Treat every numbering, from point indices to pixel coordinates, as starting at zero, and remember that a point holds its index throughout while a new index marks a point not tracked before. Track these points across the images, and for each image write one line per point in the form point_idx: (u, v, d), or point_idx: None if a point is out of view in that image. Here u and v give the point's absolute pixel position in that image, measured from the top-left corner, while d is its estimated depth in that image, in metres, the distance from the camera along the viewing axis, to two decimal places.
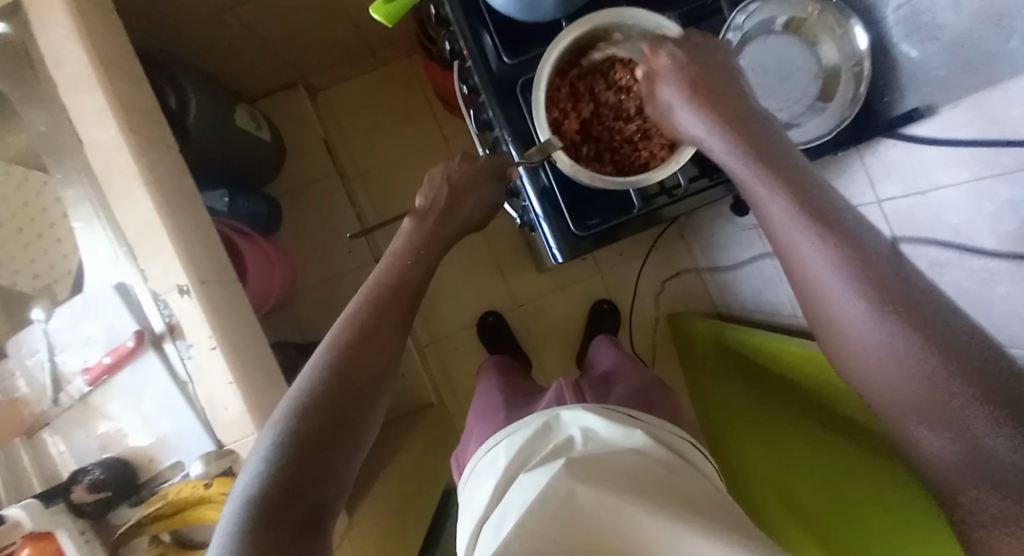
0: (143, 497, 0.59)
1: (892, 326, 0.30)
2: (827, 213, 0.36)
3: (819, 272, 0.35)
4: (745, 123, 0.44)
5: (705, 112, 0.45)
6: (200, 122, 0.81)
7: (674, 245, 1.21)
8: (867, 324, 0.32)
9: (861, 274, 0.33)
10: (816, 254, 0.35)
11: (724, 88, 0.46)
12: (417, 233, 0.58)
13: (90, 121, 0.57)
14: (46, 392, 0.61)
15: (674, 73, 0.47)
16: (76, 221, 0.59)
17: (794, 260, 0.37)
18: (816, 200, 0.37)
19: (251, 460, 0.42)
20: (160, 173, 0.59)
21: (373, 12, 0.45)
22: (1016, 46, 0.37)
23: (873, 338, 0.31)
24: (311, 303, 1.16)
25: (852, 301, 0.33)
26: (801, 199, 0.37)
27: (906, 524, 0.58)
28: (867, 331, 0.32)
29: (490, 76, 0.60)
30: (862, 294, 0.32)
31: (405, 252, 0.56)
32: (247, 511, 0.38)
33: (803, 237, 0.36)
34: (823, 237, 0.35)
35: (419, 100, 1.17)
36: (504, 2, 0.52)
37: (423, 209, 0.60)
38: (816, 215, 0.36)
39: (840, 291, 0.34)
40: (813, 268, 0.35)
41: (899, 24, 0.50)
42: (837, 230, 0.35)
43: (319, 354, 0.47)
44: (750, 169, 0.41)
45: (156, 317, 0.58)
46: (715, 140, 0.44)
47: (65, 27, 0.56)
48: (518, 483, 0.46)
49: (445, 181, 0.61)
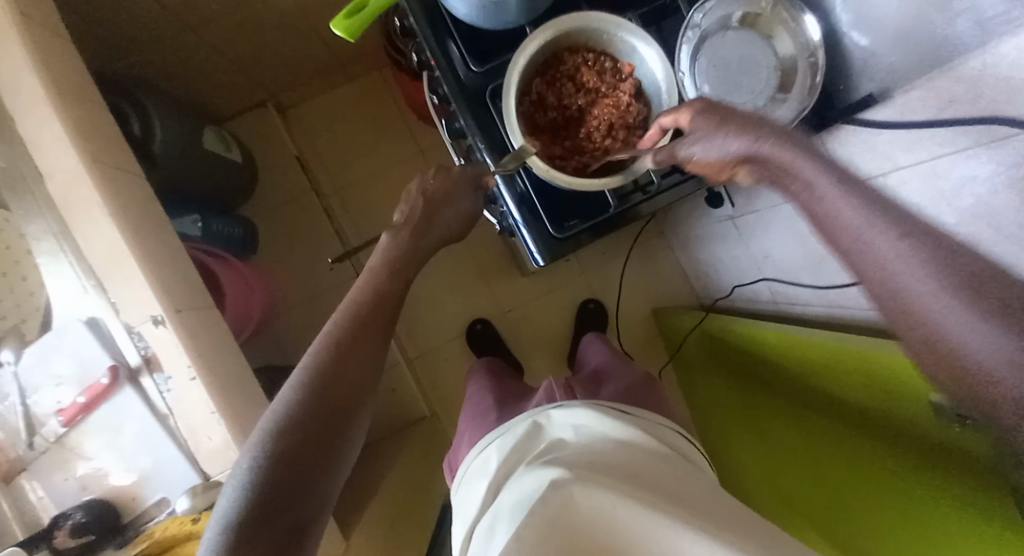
0: (127, 537, 0.57)
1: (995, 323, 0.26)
2: (920, 231, 0.31)
3: (902, 276, 0.31)
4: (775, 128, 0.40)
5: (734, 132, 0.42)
6: (167, 148, 0.80)
7: (655, 240, 1.22)
8: (961, 324, 0.28)
9: (957, 277, 0.29)
10: (903, 266, 0.31)
11: (754, 119, 0.42)
12: (394, 247, 0.58)
13: (49, 153, 0.55)
14: (21, 436, 0.59)
15: (702, 114, 0.44)
16: (41, 258, 0.58)
17: (867, 263, 0.33)
18: (896, 212, 0.33)
19: (226, 485, 0.40)
20: (125, 201, 0.58)
21: (334, 27, 0.44)
22: (964, 28, 0.40)
23: (974, 340, 0.27)
24: (295, 324, 1.14)
25: (933, 299, 0.29)
26: (877, 205, 0.33)
27: (889, 493, 0.60)
28: (960, 330, 0.28)
29: (460, 86, 0.60)
30: (948, 288, 0.29)
31: (381, 266, 0.56)
32: (223, 536, 0.37)
33: (881, 240, 0.32)
34: (917, 246, 0.30)
35: (393, 113, 1.17)
36: (466, 11, 0.53)
37: (399, 224, 0.59)
38: (884, 208, 0.33)
39: (919, 283, 0.30)
40: (885, 258, 0.32)
41: (848, 14, 0.53)
42: (927, 238, 0.31)
43: (297, 371, 0.46)
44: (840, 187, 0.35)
45: (130, 350, 0.56)
46: (777, 153, 0.39)
47: (15, 57, 0.54)
48: (513, 484, 0.45)
49: (421, 195, 0.60)
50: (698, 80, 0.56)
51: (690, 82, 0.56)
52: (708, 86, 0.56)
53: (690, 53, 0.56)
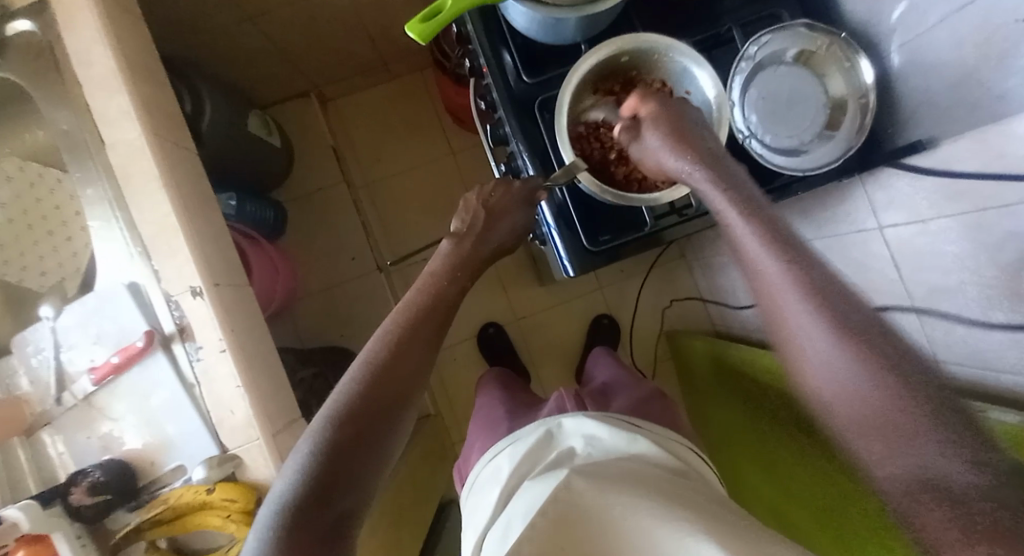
0: (141, 501, 0.58)
1: (850, 353, 0.34)
2: (825, 286, 0.37)
3: (790, 302, 0.37)
4: (702, 150, 0.47)
5: (672, 144, 0.47)
6: (215, 126, 0.83)
7: (674, 264, 1.23)
8: (829, 354, 0.35)
9: (825, 309, 0.36)
10: (809, 324, 0.36)
11: (703, 148, 0.47)
12: (454, 254, 0.59)
13: (115, 122, 0.57)
14: (50, 392, 0.61)
15: (653, 125, 0.50)
16: (93, 220, 0.59)
17: (759, 282, 0.40)
18: (789, 242, 0.39)
19: (286, 467, 0.42)
20: (179, 175, 0.60)
21: (407, 30, 0.45)
22: (1015, 88, 0.40)
23: (839, 372, 0.34)
24: (313, 310, 1.16)
25: (812, 325, 0.36)
26: (773, 232, 0.40)
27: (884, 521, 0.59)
28: (828, 359, 0.35)
29: (509, 92, 0.62)
30: (824, 321, 0.35)
31: (440, 271, 0.57)
32: (282, 515, 0.39)
33: (772, 265, 0.39)
34: (792, 274, 0.38)
35: (430, 113, 1.19)
36: (526, 25, 0.55)
37: (459, 232, 0.60)
38: (780, 241, 0.39)
39: (798, 309, 0.37)
40: (772, 284, 0.39)
41: (904, 60, 0.53)
42: (801, 257, 0.38)
43: (355, 366, 0.48)
44: (771, 251, 0.39)
45: (166, 319, 0.57)
46: (730, 210, 0.43)
47: (93, 28, 0.57)
48: (525, 489, 0.46)
49: (482, 205, 0.60)
50: (747, 110, 0.57)
51: (739, 112, 0.58)
52: (755, 116, 0.57)
53: (742, 84, 0.57)
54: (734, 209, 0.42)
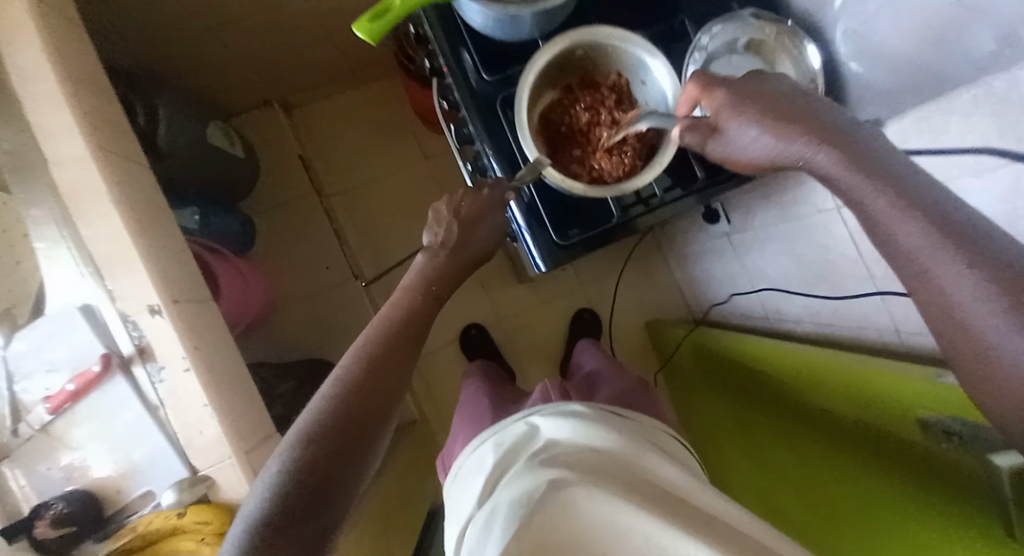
0: (109, 530, 0.56)
1: (999, 300, 0.26)
2: (951, 222, 0.29)
3: (903, 234, 0.30)
4: (810, 114, 0.37)
5: (768, 115, 0.38)
6: (172, 141, 0.80)
7: (650, 254, 1.24)
8: (967, 293, 0.27)
9: (946, 242, 0.29)
10: (942, 263, 0.28)
11: (814, 108, 0.37)
12: (429, 268, 0.58)
13: (58, 139, 0.55)
14: (5, 423, 0.58)
15: (735, 107, 0.41)
16: (40, 243, 0.58)
17: (860, 212, 0.33)
18: (884, 171, 0.32)
19: (255, 488, 0.41)
20: (131, 191, 0.58)
21: (355, 29, 0.44)
22: (960, 67, 0.42)
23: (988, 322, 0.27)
24: (291, 321, 1.14)
25: (947, 261, 0.28)
26: (870, 162, 0.33)
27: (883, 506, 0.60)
28: (964, 301, 0.28)
29: (471, 92, 0.62)
30: (960, 259, 0.28)
31: (415, 285, 0.56)
32: (250, 535, 0.37)
33: (876, 200, 0.32)
34: (896, 203, 0.31)
35: (399, 118, 1.19)
36: (482, 22, 0.54)
37: (434, 246, 0.59)
38: (873, 169, 0.33)
39: (913, 241, 0.30)
40: (877, 214, 0.32)
41: (847, 46, 0.53)
42: (907, 187, 0.31)
43: (329, 383, 0.47)
44: (864, 179, 0.32)
45: (125, 339, 0.55)
46: (819, 148, 0.35)
47: (30, 43, 0.54)
48: (505, 484, 0.44)
49: (454, 217, 0.59)
50: None
51: None
52: None
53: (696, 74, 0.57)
54: (822, 146, 0.35)
